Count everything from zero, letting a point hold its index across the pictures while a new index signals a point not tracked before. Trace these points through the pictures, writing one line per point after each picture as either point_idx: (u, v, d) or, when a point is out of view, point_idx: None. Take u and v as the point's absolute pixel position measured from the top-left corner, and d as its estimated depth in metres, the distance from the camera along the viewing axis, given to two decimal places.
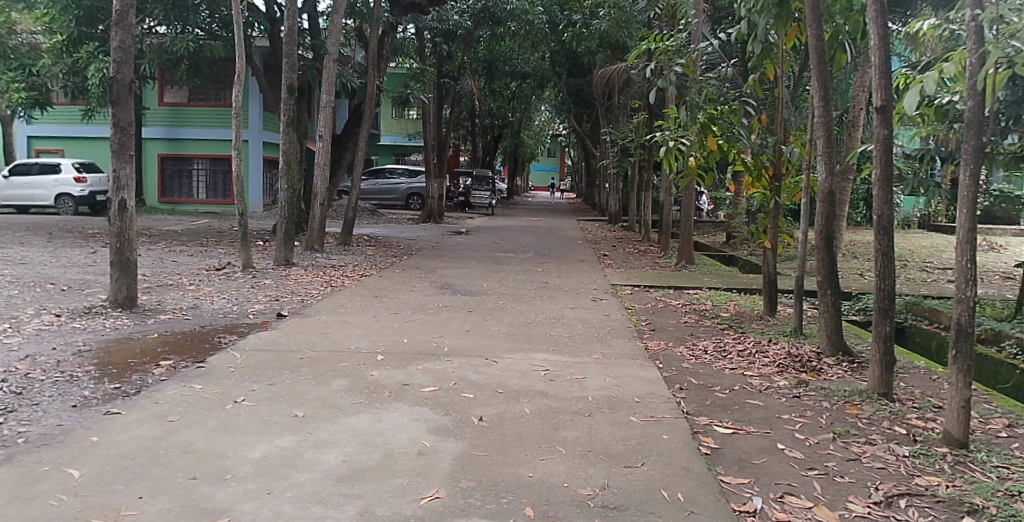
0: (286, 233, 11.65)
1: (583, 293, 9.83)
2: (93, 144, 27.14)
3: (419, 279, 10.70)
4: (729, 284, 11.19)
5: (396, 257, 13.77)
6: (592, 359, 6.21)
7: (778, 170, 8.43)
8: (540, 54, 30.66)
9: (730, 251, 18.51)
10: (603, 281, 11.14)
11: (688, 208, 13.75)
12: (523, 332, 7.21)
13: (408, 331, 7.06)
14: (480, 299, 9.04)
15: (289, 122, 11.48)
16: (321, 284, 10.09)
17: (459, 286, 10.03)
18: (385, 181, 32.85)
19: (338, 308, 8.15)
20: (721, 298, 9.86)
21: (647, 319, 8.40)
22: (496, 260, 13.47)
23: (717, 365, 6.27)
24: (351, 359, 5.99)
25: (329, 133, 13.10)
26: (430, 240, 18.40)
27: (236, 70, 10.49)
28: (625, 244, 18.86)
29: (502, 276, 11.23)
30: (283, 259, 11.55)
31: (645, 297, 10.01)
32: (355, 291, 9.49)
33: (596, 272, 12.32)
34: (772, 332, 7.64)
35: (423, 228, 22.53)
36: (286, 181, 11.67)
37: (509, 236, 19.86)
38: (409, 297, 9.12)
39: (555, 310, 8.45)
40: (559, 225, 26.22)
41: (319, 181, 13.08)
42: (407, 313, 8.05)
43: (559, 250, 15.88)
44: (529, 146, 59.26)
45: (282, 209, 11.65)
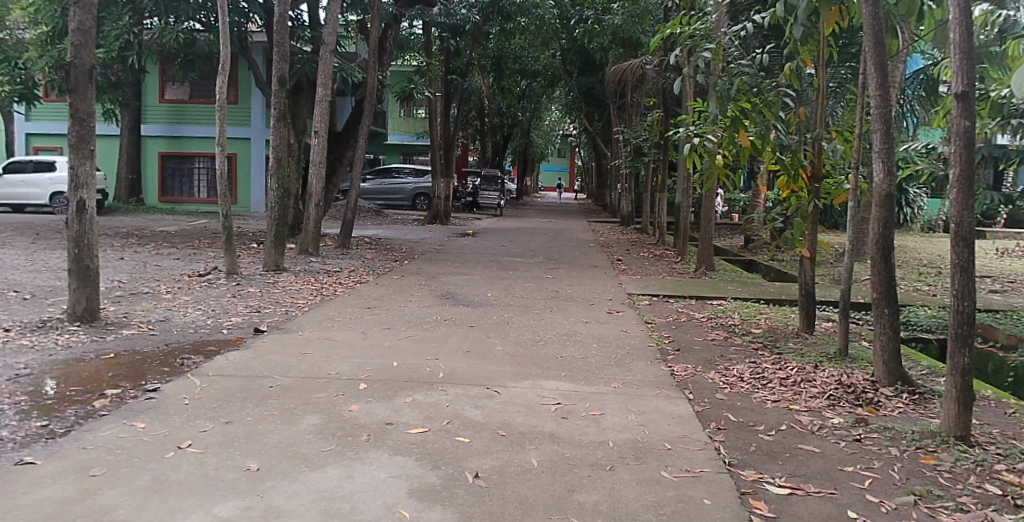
0: (277, 236, 10.80)
1: (598, 304, 8.92)
2: None
3: (419, 287, 9.85)
4: (758, 294, 10.25)
5: (396, 261, 12.93)
6: (611, 389, 5.31)
7: (817, 169, 7.48)
8: (551, 52, 29.90)
9: (751, 256, 17.58)
10: (618, 290, 10.25)
11: (709, 212, 12.88)
12: (532, 352, 6.33)
13: (401, 351, 6.20)
14: (483, 312, 8.16)
15: (279, 116, 10.63)
16: (311, 292, 9.24)
17: (462, 296, 9.16)
18: (391, 181, 32.07)
19: (325, 323, 7.30)
20: (750, 311, 8.92)
21: (669, 335, 7.49)
22: (504, 265, 12.61)
23: (757, 396, 5.36)
24: (329, 388, 5.11)
25: (325, 129, 12.23)
26: (435, 242, 17.56)
27: (221, 59, 9.65)
28: (640, 248, 17.94)
29: (508, 284, 10.35)
30: (273, 264, 10.71)
31: (667, 309, 9.09)
32: (347, 302, 8.63)
33: (610, 280, 11.42)
34: (814, 354, 6.72)
35: (428, 229, 21.67)
36: (275, 178, 10.66)
37: (517, 238, 19.01)
38: (406, 309, 8.25)
39: (567, 326, 7.55)
40: (569, 227, 25.33)
41: (315, 180, 12.25)
42: (402, 327, 7.18)
43: (571, 254, 15.00)
44: (538, 146, 58.57)
45: (271, 209, 10.76)
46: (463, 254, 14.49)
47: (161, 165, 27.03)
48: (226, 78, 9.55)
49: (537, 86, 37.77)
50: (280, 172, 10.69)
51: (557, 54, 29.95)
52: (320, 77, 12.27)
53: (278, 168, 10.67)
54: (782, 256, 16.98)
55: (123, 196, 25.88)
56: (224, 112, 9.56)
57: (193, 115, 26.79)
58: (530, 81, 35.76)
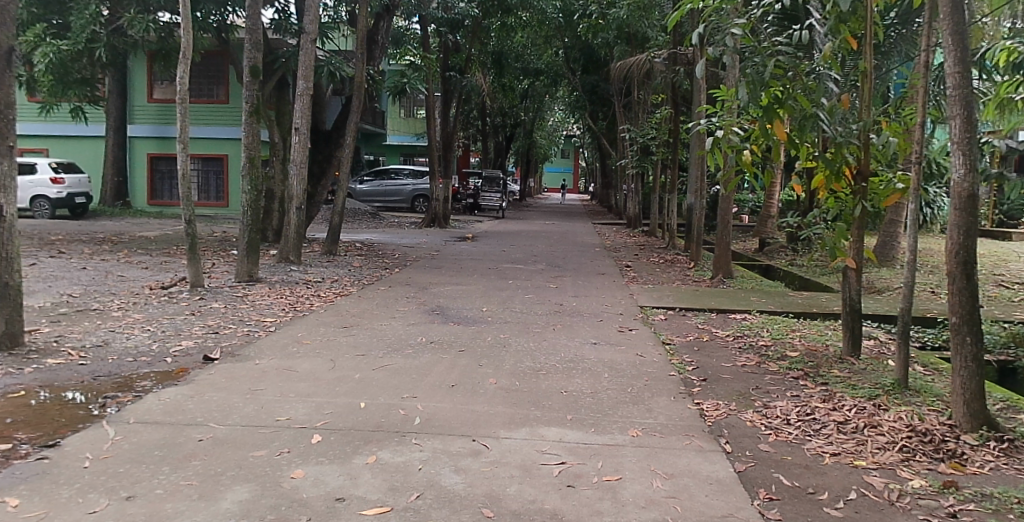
0: (250, 243, 9.73)
1: (607, 320, 7.83)
2: (82, 145, 25.72)
3: (405, 300, 8.78)
4: (784, 307, 9.18)
5: (385, 269, 11.89)
6: (628, 439, 4.25)
7: (864, 165, 6.41)
8: (554, 50, 28.98)
9: (766, 260, 16.52)
10: (629, 302, 9.19)
11: (727, 213, 11.80)
12: (531, 386, 5.26)
13: (371, 386, 5.13)
14: (475, 331, 7.08)
15: (252, 111, 9.59)
16: (282, 307, 8.18)
17: (453, 310, 8.10)
18: (389, 182, 31.05)
19: (288, 349, 6.23)
20: (780, 328, 7.85)
21: (692, 360, 6.42)
22: (503, 273, 11.56)
23: (811, 449, 4.28)
24: (273, 443, 4.05)
25: (306, 126, 11.16)
26: (431, 247, 16.52)
27: (183, 45, 8.61)
28: (649, 252, 16.84)
29: (506, 296, 9.28)
30: (246, 274, 9.67)
31: (686, 325, 8.01)
32: (320, 319, 7.57)
33: (620, 290, 10.33)
34: (868, 385, 5.65)
35: (425, 233, 20.62)
36: (247, 180, 9.58)
37: (518, 242, 17.96)
38: (387, 327, 7.19)
39: (572, 348, 6.48)
40: (574, 230, 24.23)
41: (296, 182, 11.21)
42: (378, 352, 6.12)
43: (576, 260, 13.93)
44: (541, 147, 57.59)
45: (244, 213, 9.68)
46: (459, 261, 13.43)
47: (150, 167, 26.06)
48: (188, 66, 8.52)
49: (540, 85, 36.80)
50: (254, 174, 9.61)
51: (560, 52, 29.04)
52: (300, 69, 11.19)
53: (251, 169, 9.58)
54: (801, 261, 15.89)
55: (109, 200, 24.96)
56: (184, 106, 8.51)
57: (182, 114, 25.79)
58: (532, 80, 34.81)
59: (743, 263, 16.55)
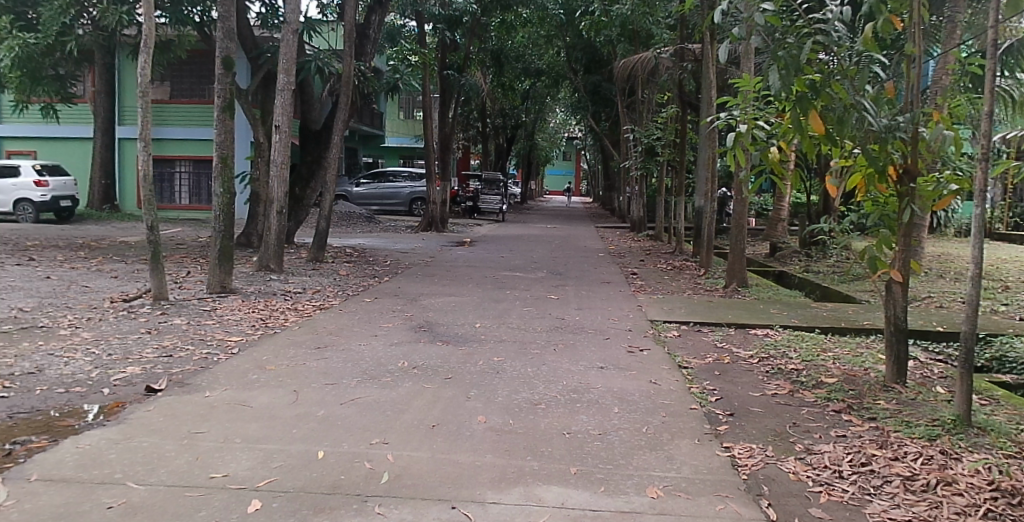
0: (222, 251, 8.87)
1: (615, 339, 6.97)
2: (69, 147, 24.93)
3: (391, 314, 7.93)
4: (809, 321, 8.31)
5: (374, 277, 11.05)
6: (647, 504, 3.38)
7: (912, 162, 5.54)
8: (555, 50, 28.21)
9: (779, 267, 15.64)
10: (638, 315, 8.33)
11: (742, 216, 10.94)
12: (527, 426, 4.40)
13: (335, 428, 4.28)
14: (464, 353, 6.23)
15: (224, 106, 8.74)
16: (252, 324, 7.34)
17: (442, 327, 7.25)
18: (386, 185, 30.25)
19: (247, 377, 5.40)
20: (809, 348, 6.99)
21: (715, 388, 5.55)
22: (499, 282, 10.71)
23: (872, 514, 3.40)
24: (200, 511, 3.20)
25: (288, 124, 10.33)
26: (426, 252, 15.67)
27: (144, 34, 7.77)
28: (656, 258, 15.95)
29: (502, 308, 8.43)
30: (218, 285, 8.84)
31: (703, 343, 7.16)
32: (292, 338, 6.73)
33: (627, 301, 9.47)
34: (925, 422, 4.77)
35: (422, 237, 19.78)
36: (218, 182, 8.70)
37: (518, 247, 17.13)
38: (366, 348, 6.35)
39: (575, 375, 5.63)
40: (576, 233, 23.36)
41: (276, 184, 10.35)
42: (350, 380, 5.28)
43: (578, 267, 13.08)
44: (543, 149, 56.80)
45: (216, 217, 8.80)
46: (454, 268, 12.58)
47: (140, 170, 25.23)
48: (149, 57, 7.70)
49: (541, 85, 35.97)
50: (226, 174, 8.75)
51: (562, 51, 28.25)
52: (281, 61, 10.30)
53: (223, 169, 8.70)
54: (817, 268, 14.99)
55: (96, 203, 23.96)
56: (145, 100, 7.66)
57: (174, 115, 24.96)
58: (533, 81, 33.99)
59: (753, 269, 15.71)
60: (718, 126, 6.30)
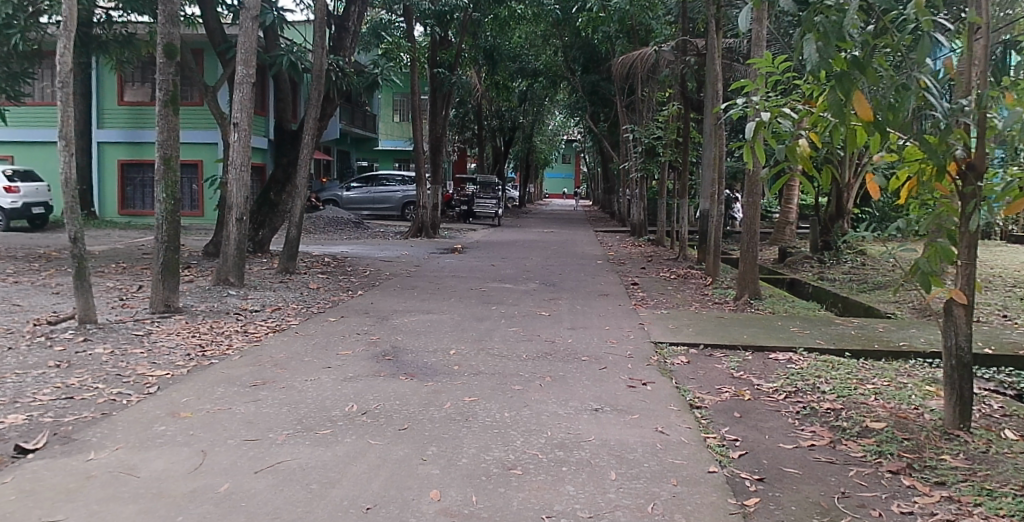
0: (166, 265, 7.74)
1: (614, 369, 5.87)
2: (45, 151, 23.68)
3: (354, 338, 6.82)
4: (837, 342, 7.17)
5: (347, 291, 9.94)
6: None
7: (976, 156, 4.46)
8: (552, 48, 27.13)
9: (791, 274, 14.52)
10: (640, 337, 7.23)
11: (754, 221, 9.82)
12: (494, 507, 3.31)
13: (236, 514, 3.18)
14: (429, 390, 5.12)
15: (166, 99, 7.64)
16: (186, 353, 6.23)
17: (409, 355, 6.14)
18: (378, 189, 29.21)
19: (150, 432, 4.29)
20: (843, 378, 5.88)
21: (736, 439, 4.45)
22: (485, 296, 9.61)
23: None
24: None
25: (248, 121, 9.26)
26: (411, 260, 14.56)
27: (65, 14, 6.66)
28: (658, 265, 14.83)
29: (484, 329, 7.32)
30: (162, 303, 7.73)
31: (716, 373, 6.04)
32: (227, 372, 5.63)
33: (628, 317, 8.36)
34: (1016, 491, 3.66)
35: (410, 244, 18.66)
36: (159, 186, 7.63)
37: (511, 255, 16.04)
38: (312, 385, 5.24)
39: (562, 421, 4.54)
40: (574, 239, 22.27)
41: (235, 189, 9.28)
42: (278, 435, 4.19)
43: (574, 277, 11.97)
44: (542, 152, 55.79)
45: (159, 227, 7.68)
46: (438, 279, 11.49)
47: (120, 174, 24.18)
48: (70, 41, 6.60)
49: (537, 86, 34.89)
50: (170, 178, 7.66)
51: (559, 50, 27.21)
52: (239, 51, 9.18)
53: (166, 173, 7.64)
54: (831, 275, 13.86)
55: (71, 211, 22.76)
56: (65, 91, 6.57)
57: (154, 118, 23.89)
58: (530, 81, 32.96)
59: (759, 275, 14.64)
60: (733, 117, 5.29)
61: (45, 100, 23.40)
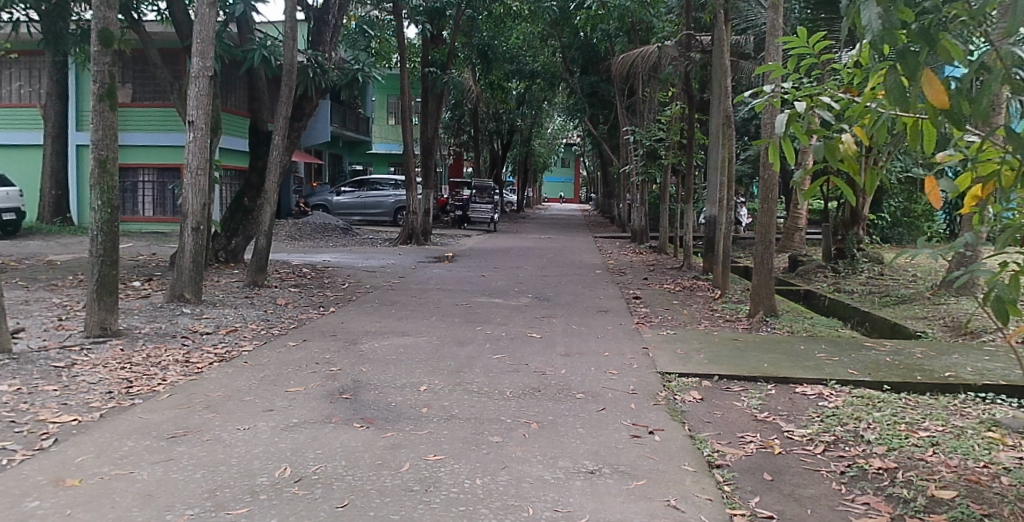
0: (101, 282, 6.74)
1: (615, 412, 4.89)
2: (25, 155, 22.80)
3: (311, 369, 5.85)
4: (871, 372, 6.23)
5: (319, 308, 8.97)
6: None
7: None
8: (550, 48, 26.22)
9: (804, 285, 13.61)
10: (645, 366, 6.25)
11: (769, 229, 8.84)
12: None
13: None
14: (386, 445, 4.13)
15: (101, 94, 6.68)
16: (107, 391, 5.23)
17: (371, 393, 5.15)
18: (370, 193, 28.28)
19: (14, 511, 3.29)
20: (889, 423, 4.92)
21: (772, 516, 3.46)
22: (470, 314, 8.62)
23: None
24: None
25: (206, 119, 8.29)
26: (397, 270, 13.60)
27: None
28: (661, 276, 13.89)
29: (464, 357, 6.33)
30: (98, 325, 6.76)
31: (737, 414, 5.07)
32: (145, 419, 4.64)
33: (630, 339, 7.38)
34: None
35: (399, 252, 17.73)
36: (95, 192, 6.67)
37: (505, 264, 15.09)
38: (244, 438, 4.25)
39: (549, 491, 3.55)
40: (572, 246, 21.32)
41: (192, 196, 8.30)
42: (177, 517, 3.19)
43: (571, 290, 11.00)
44: (540, 155, 54.82)
45: (93, 239, 6.69)
46: (422, 293, 10.51)
47: None
48: None
49: (535, 88, 33.95)
50: (106, 183, 6.70)
51: (557, 50, 26.23)
52: (195, 40, 8.23)
53: (101, 176, 6.68)
54: (847, 287, 12.94)
55: (47, 216, 21.75)
56: None
57: (136, 121, 22.60)
58: (527, 83, 32.01)
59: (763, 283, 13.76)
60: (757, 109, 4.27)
61: (22, 101, 22.50)
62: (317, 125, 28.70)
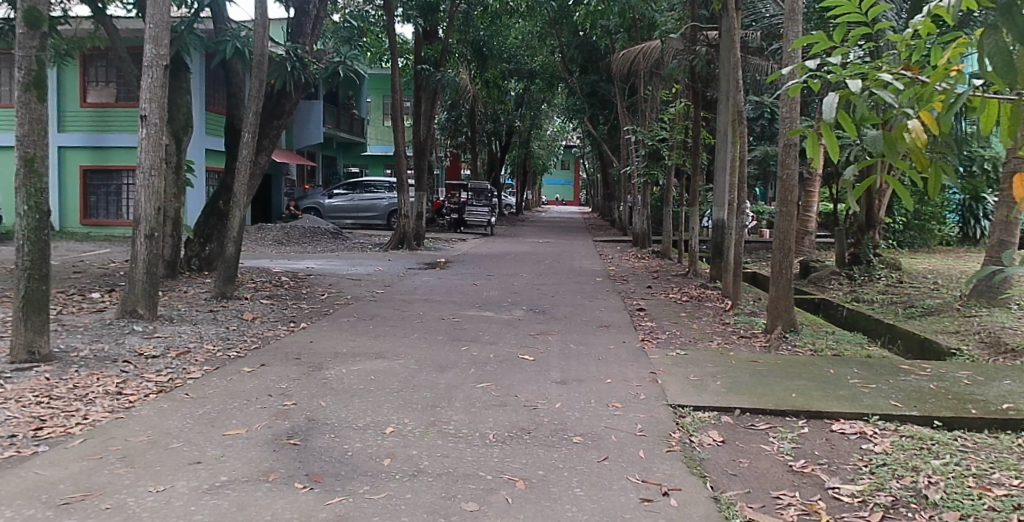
0: (27, 299, 5.85)
1: (621, 463, 3.99)
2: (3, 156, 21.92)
3: (260, 405, 4.95)
4: (918, 404, 5.34)
5: (289, 323, 8.10)
6: None
7: None
8: (549, 48, 25.45)
9: (820, 294, 12.71)
10: (653, 396, 5.36)
11: (788, 235, 7.94)
12: None
13: None
14: (329, 517, 3.24)
15: (28, 82, 5.83)
16: (9, 434, 4.34)
17: (325, 438, 4.26)
18: (363, 196, 27.43)
19: None
20: (955, 476, 4.03)
21: None
22: (457, 330, 7.74)
23: None
24: None
25: (160, 114, 7.41)
26: (384, 278, 12.72)
27: None
28: (665, 283, 13.00)
29: (443, 386, 5.44)
30: (25, 348, 5.88)
31: (768, 464, 4.18)
32: (39, 477, 3.75)
33: (635, 361, 6.50)
34: None
35: (391, 257, 16.84)
36: (20, 195, 5.79)
37: (499, 270, 14.23)
38: (155, 505, 3.37)
39: None
40: (571, 251, 20.46)
41: (144, 200, 7.43)
42: None
43: (569, 301, 10.13)
44: (539, 157, 54.04)
45: (18, 250, 5.81)
46: (407, 304, 9.63)
47: (82, 181, 22.06)
48: None
49: (533, 88, 33.22)
50: (34, 186, 5.83)
51: (556, 50, 25.47)
52: (147, 26, 7.36)
53: (27, 178, 5.80)
54: (868, 295, 12.07)
55: None
56: None
57: (119, 121, 21.70)
58: (525, 83, 31.25)
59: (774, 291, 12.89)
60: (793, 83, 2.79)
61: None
62: (308, 126, 28.09)
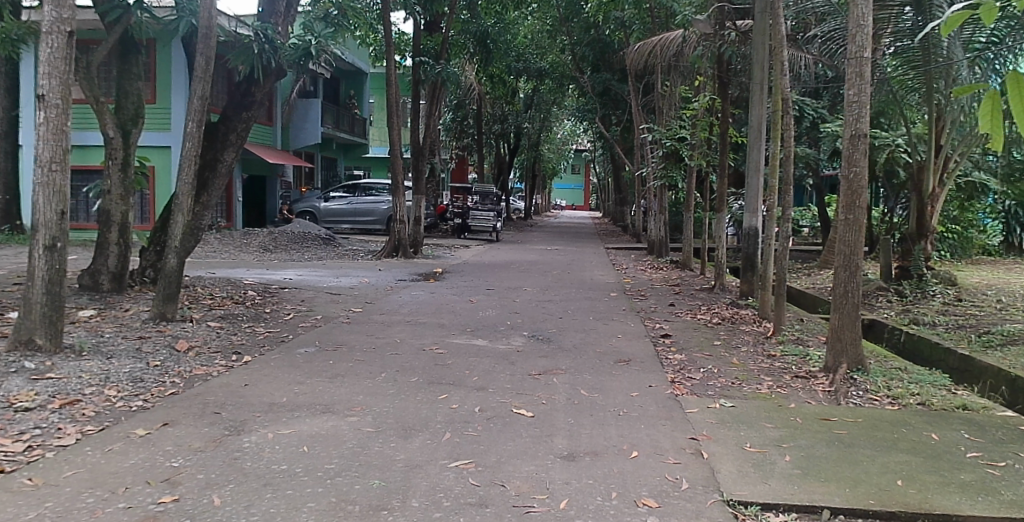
0: None
1: None
2: None
3: (122, 504, 3.34)
4: None
5: (233, 355, 6.50)
6: None
7: None
8: (560, 43, 23.87)
9: (868, 313, 11.02)
10: (700, 486, 3.73)
11: (855, 251, 6.28)
12: None
13: None
14: None
15: None
16: None
17: None
18: (361, 199, 25.87)
19: None
20: None
21: None
22: (439, 368, 6.12)
23: None
24: None
25: (64, 92, 5.89)
26: (368, 292, 11.12)
27: None
28: (689, 300, 11.35)
29: (400, 467, 3.81)
30: None
31: None
32: None
33: (668, 420, 4.86)
34: None
35: (384, 267, 15.28)
36: None
37: (501, 284, 12.60)
38: None
39: None
40: (582, 260, 18.83)
41: (44, 203, 5.86)
42: None
43: (580, 324, 8.50)
44: (550, 160, 52.57)
45: None
46: (384, 328, 8.01)
47: None
48: None
49: (542, 89, 31.44)
50: None
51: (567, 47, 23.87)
52: None
53: None
54: (924, 316, 10.35)
55: None
56: None
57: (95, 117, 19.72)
58: (535, 83, 29.61)
59: (815, 309, 11.21)
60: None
61: None
62: (305, 126, 26.51)
